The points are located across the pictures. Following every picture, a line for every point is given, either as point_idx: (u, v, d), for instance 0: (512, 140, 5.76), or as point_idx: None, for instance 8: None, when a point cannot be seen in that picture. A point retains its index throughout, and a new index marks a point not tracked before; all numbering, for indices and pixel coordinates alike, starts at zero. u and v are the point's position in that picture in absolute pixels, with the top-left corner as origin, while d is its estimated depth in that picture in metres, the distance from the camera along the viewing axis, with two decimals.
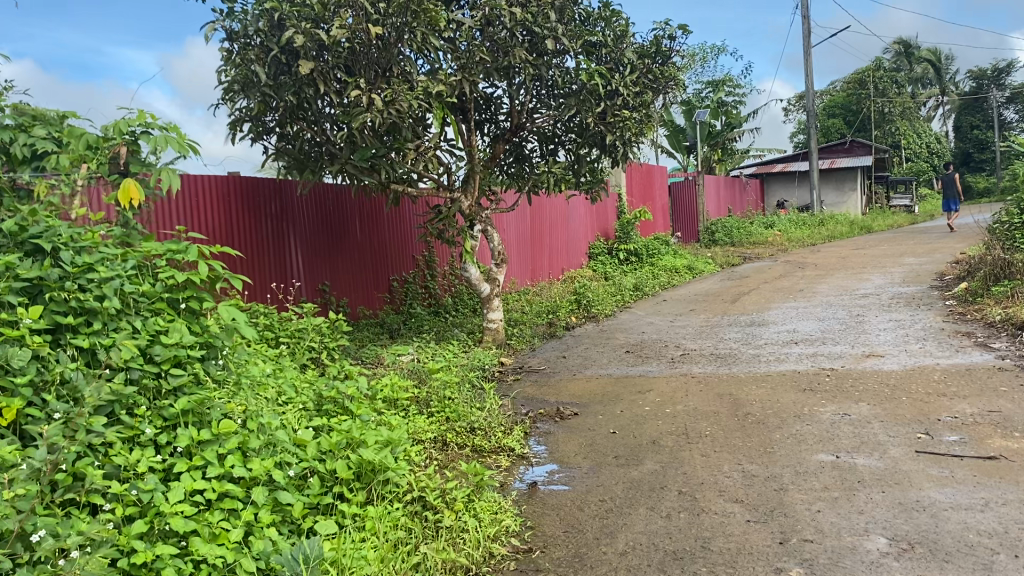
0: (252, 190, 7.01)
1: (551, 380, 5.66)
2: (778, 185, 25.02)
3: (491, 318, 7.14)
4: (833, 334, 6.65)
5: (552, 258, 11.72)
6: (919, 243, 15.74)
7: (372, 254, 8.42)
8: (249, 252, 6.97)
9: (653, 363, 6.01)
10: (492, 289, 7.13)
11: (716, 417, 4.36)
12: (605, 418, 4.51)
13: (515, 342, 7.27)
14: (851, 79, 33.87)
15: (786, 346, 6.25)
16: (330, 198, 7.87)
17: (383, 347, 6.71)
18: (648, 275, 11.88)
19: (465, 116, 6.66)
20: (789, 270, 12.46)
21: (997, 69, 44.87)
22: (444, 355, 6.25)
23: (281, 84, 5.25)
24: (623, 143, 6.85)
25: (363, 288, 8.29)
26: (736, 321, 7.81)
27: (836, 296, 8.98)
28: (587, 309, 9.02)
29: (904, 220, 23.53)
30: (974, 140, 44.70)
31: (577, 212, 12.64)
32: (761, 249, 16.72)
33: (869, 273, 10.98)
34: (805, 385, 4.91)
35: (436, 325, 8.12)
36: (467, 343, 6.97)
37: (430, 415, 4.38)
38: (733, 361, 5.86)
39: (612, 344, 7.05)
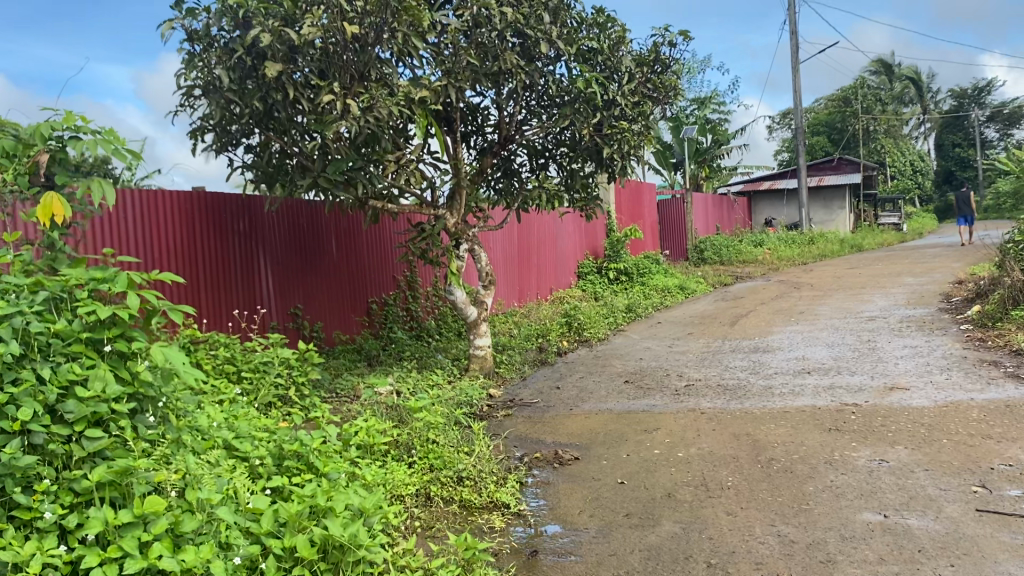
0: (218, 207, 6.49)
1: (546, 417, 5.14)
2: (766, 202, 24.70)
3: (478, 345, 6.59)
4: (847, 362, 6.18)
5: (540, 278, 11.23)
6: (913, 262, 15.38)
7: (349, 275, 7.90)
8: (215, 274, 6.45)
9: (656, 395, 5.51)
10: (479, 314, 6.60)
11: (737, 463, 3.86)
12: (611, 465, 4.00)
13: (504, 370, 6.74)
14: (836, 97, 33.80)
15: (799, 376, 5.78)
16: (304, 216, 7.35)
17: (360, 379, 6.19)
18: (640, 295, 11.41)
19: (450, 127, 6.17)
20: (785, 290, 12.02)
21: (978, 88, 45.13)
22: (428, 389, 5.72)
23: (247, 90, 4.76)
24: (621, 156, 6.38)
25: (340, 312, 7.76)
26: (739, 346, 7.32)
27: (841, 319, 8.53)
28: (579, 333, 8.52)
29: (892, 238, 23.24)
30: (956, 158, 44.80)
31: (567, 230, 12.14)
32: (752, 267, 16.30)
33: (869, 294, 10.54)
34: (829, 424, 4.43)
35: (418, 351, 7.59)
36: (452, 374, 6.44)
37: (412, 463, 3.86)
38: (744, 393, 5.38)
39: (609, 373, 6.54)
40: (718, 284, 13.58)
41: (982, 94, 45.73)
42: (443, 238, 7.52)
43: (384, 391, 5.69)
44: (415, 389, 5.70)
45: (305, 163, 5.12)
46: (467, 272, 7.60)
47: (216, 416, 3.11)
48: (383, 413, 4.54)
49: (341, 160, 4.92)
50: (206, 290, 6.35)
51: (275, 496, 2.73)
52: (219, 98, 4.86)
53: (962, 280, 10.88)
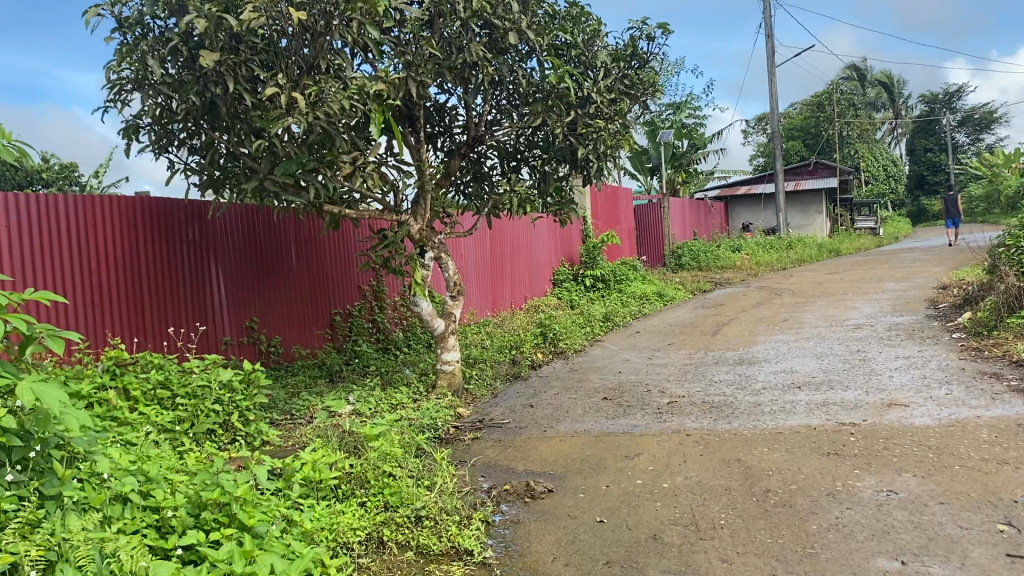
0: (165, 215, 6.02)
1: (518, 440, 4.70)
2: (743, 207, 24.46)
3: (445, 360, 6.13)
4: (838, 375, 5.80)
5: (515, 286, 10.82)
6: (893, 266, 15.10)
7: (310, 285, 7.43)
8: (161, 286, 5.97)
9: (636, 415, 5.09)
10: (446, 327, 6.15)
11: (729, 497, 3.46)
12: (589, 500, 3.58)
13: (475, 387, 6.29)
14: (810, 103, 33.76)
15: (789, 392, 5.38)
16: (261, 223, 6.89)
17: (318, 401, 5.72)
18: (617, 303, 11.01)
19: (413, 126, 5.69)
20: (766, 297, 11.67)
21: (949, 93, 45.42)
22: (393, 412, 5.25)
23: (184, 83, 4.29)
24: (597, 157, 5.97)
25: (300, 324, 7.29)
26: (723, 358, 6.92)
27: (826, 328, 8.17)
28: (554, 344, 8.10)
29: (870, 242, 23.05)
30: (929, 163, 45.01)
31: (541, 236, 11.74)
32: (731, 273, 15.97)
33: (852, 301, 10.20)
34: (828, 447, 4.03)
35: (384, 366, 7.16)
36: (417, 393, 5.98)
37: (364, 500, 3.43)
38: (731, 412, 4.98)
39: (587, 388, 6.12)
40: (697, 291, 13.22)
41: (953, 98, 46.00)
42: (408, 244, 7.14)
43: (344, 415, 5.23)
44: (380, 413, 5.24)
45: (251, 166, 4.65)
46: (436, 281, 7.16)
47: (125, 460, 2.66)
48: (338, 442, 4.09)
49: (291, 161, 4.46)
50: (151, 303, 5.88)
51: (189, 558, 2.28)
52: (151, 91, 4.35)
53: (947, 285, 10.57)
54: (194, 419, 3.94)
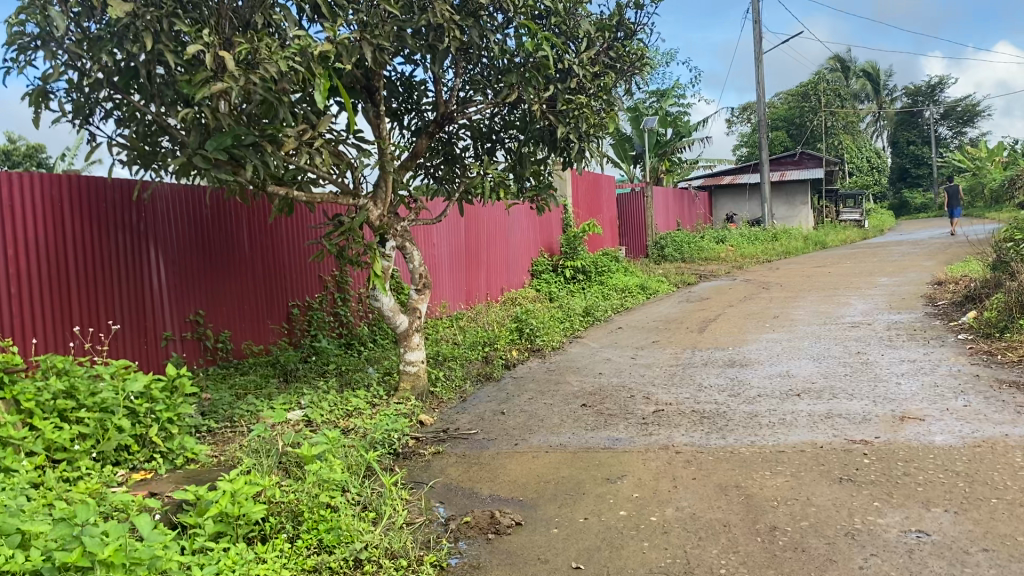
0: (96, 197, 5.36)
1: (484, 456, 4.13)
2: (728, 198, 23.98)
3: (409, 360, 5.55)
4: (840, 381, 5.27)
5: (491, 277, 10.27)
6: (882, 260, 14.65)
7: (264, 275, 6.82)
8: (94, 275, 5.34)
9: (618, 426, 4.54)
10: (410, 324, 5.57)
11: (729, 537, 2.92)
12: (564, 537, 3.03)
13: (442, 390, 5.72)
14: (796, 93, 33.36)
15: (788, 400, 4.85)
16: (208, 207, 6.26)
17: (264, 408, 5.13)
18: (598, 297, 10.46)
19: (373, 101, 5.13)
20: (754, 291, 11.16)
21: (932, 86, 45.26)
22: (347, 423, 4.68)
23: (98, 40, 3.70)
24: (579, 137, 5.40)
25: (252, 318, 6.68)
26: (712, 359, 6.39)
27: (820, 326, 7.66)
28: (531, 341, 7.53)
29: (855, 235, 22.64)
30: (911, 156, 44.83)
31: (520, 225, 11.18)
32: (715, 265, 15.48)
33: (845, 296, 9.71)
34: (840, 472, 3.49)
35: (344, 364, 6.58)
36: (376, 397, 5.41)
37: (293, 541, 2.89)
38: (726, 424, 4.44)
39: (564, 392, 5.55)
40: (681, 284, 12.69)
41: (937, 92, 45.81)
42: (368, 232, 6.60)
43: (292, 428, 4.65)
44: (332, 425, 4.66)
45: (181, 140, 4.08)
46: (402, 273, 6.60)
47: None
48: (272, 465, 3.52)
49: (224, 134, 3.90)
50: (80, 296, 5.24)
51: None
52: (59, 51, 3.75)
53: (942, 282, 10.10)
54: (99, 437, 3.35)
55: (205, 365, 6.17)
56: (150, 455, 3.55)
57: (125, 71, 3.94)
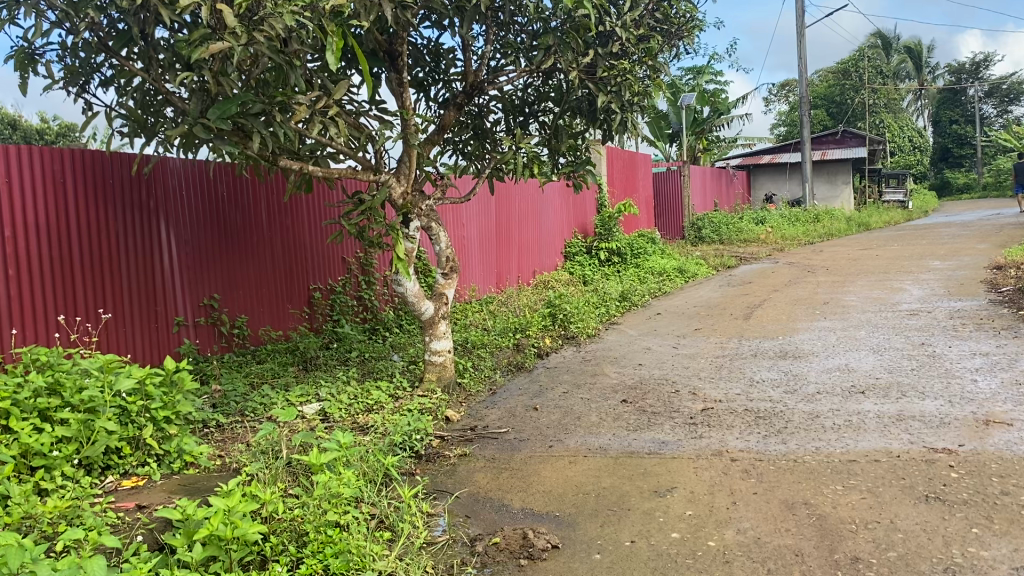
0: (103, 173, 5.02)
1: (516, 461, 3.72)
2: (767, 177, 23.27)
3: (434, 350, 5.14)
4: (908, 377, 4.78)
5: (522, 259, 9.84)
6: (932, 243, 14.00)
7: (285, 257, 6.45)
8: (101, 256, 5.01)
9: (664, 428, 4.10)
10: (436, 311, 5.17)
11: (804, 570, 2.48)
12: (608, 565, 2.61)
13: (470, 382, 5.32)
14: (837, 70, 32.39)
15: (852, 399, 4.38)
16: (224, 184, 5.88)
17: (279, 402, 4.77)
18: (634, 280, 9.99)
19: (396, 68, 4.74)
20: (798, 275, 10.62)
21: (978, 63, 43.87)
22: (367, 423, 4.29)
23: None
24: (620, 107, 4.93)
25: (271, 303, 6.32)
26: (761, 350, 5.91)
27: (876, 313, 7.14)
28: (564, 328, 7.10)
29: (899, 216, 21.86)
30: (954, 135, 43.56)
31: (552, 205, 10.71)
32: (754, 248, 14.91)
33: (897, 282, 9.15)
34: (925, 489, 3.03)
35: (367, 352, 6.21)
36: (399, 390, 5.02)
37: (295, 569, 2.50)
38: (785, 427, 3.98)
39: (602, 385, 5.13)
40: (720, 266, 12.17)
41: (982, 68, 44.36)
42: (390, 211, 6.21)
43: (306, 426, 4.28)
44: (350, 424, 4.28)
45: (182, 108, 3.71)
46: (427, 256, 6.20)
47: None
48: (277, 475, 3.13)
49: (229, 101, 3.52)
50: (84, 278, 4.90)
51: None
52: (45, 7, 3.38)
53: (1002, 268, 9.50)
54: (84, 441, 2.99)
55: (220, 351, 5.84)
56: (143, 459, 3.24)
57: (120, 32, 3.61)
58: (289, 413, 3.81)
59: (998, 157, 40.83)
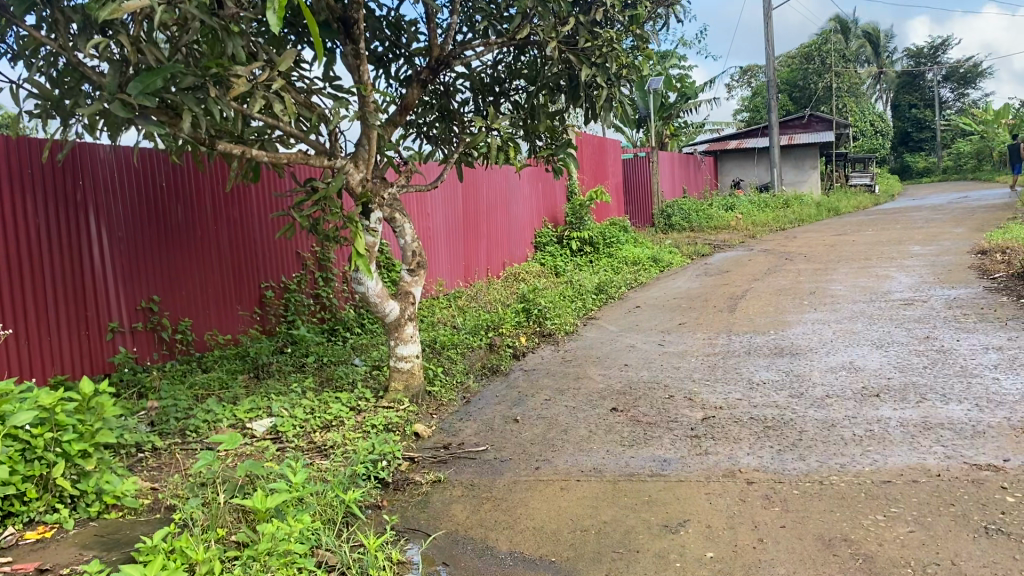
0: (18, 163, 4.42)
1: (498, 488, 3.23)
2: (734, 162, 22.99)
3: (401, 355, 4.61)
4: (921, 376, 4.38)
5: (491, 250, 9.34)
6: (906, 227, 13.76)
7: (232, 254, 5.87)
8: (19, 256, 4.42)
9: (663, 442, 3.64)
10: (402, 312, 4.64)
11: None
12: None
13: (440, 389, 4.81)
14: (800, 55, 32.28)
15: (867, 403, 3.96)
16: (162, 173, 5.30)
17: (224, 419, 4.24)
18: (609, 271, 9.55)
19: (351, 39, 4.21)
20: (776, 263, 10.25)
21: (936, 48, 44.21)
22: (323, 445, 3.82)
23: None
24: (605, 82, 4.44)
25: (218, 304, 5.75)
26: (754, 346, 5.48)
27: (867, 303, 6.76)
28: (540, 324, 6.62)
29: (867, 201, 21.73)
30: (913, 119, 43.87)
31: (522, 192, 10.19)
32: (726, 235, 14.60)
33: (882, 268, 8.81)
34: (982, 519, 2.59)
35: (325, 357, 5.74)
36: (360, 401, 4.52)
37: None
38: (799, 439, 3.54)
39: (588, 391, 4.65)
40: (694, 254, 11.78)
41: (940, 52, 44.68)
42: (348, 202, 5.67)
43: (253, 454, 3.75)
44: (304, 450, 3.78)
45: (98, 82, 3.13)
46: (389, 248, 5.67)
47: None
48: (216, 518, 2.60)
49: (152, 73, 2.94)
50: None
51: None
52: None
53: (986, 253, 9.21)
54: None
55: (160, 360, 5.26)
56: (52, 504, 2.72)
57: None
58: (231, 441, 3.29)
59: (956, 140, 41.20)
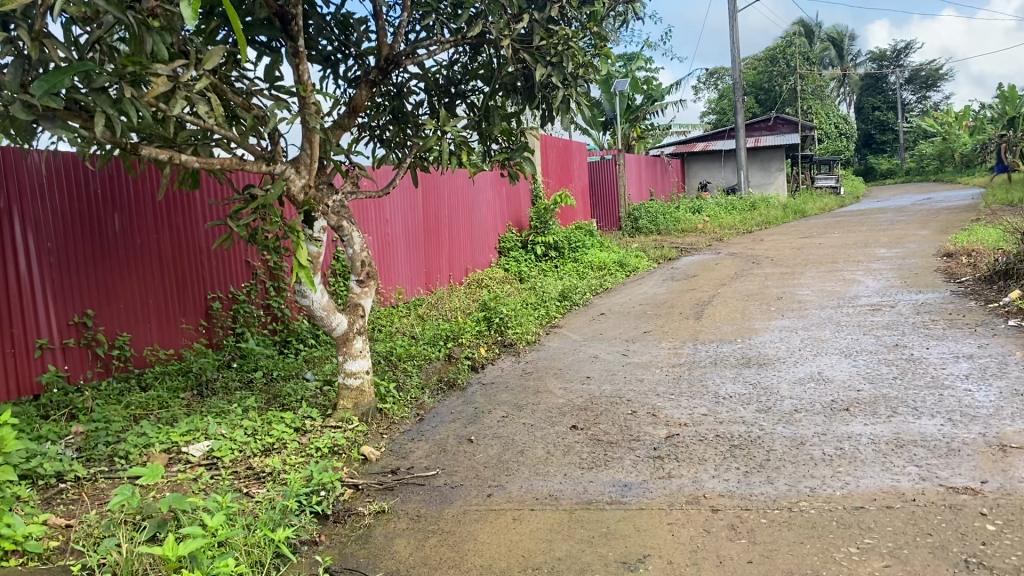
0: None
1: (445, 520, 2.99)
2: (701, 164, 22.95)
3: (350, 372, 4.35)
4: (892, 387, 4.21)
5: (454, 256, 9.10)
6: (872, 230, 13.73)
7: (176, 264, 5.57)
8: None
9: (624, 464, 3.42)
10: (350, 325, 4.38)
11: None
12: None
13: (393, 407, 4.55)
14: (765, 58, 32.42)
15: (838, 418, 3.78)
16: (97, 181, 5.00)
17: (157, 444, 3.95)
18: (573, 277, 9.35)
19: (292, 36, 3.97)
20: (743, 266, 10.12)
21: (898, 51, 44.75)
22: (263, 474, 3.55)
23: None
24: (562, 81, 4.23)
25: (160, 317, 5.45)
26: (721, 356, 5.30)
27: (835, 309, 6.61)
28: (501, 334, 6.39)
29: (832, 203, 21.82)
30: (876, 121, 44.32)
31: (485, 196, 9.96)
32: (693, 238, 14.48)
33: (849, 272, 8.70)
34: (962, 551, 2.40)
35: (275, 371, 5.46)
36: (306, 421, 4.24)
37: None
38: (767, 460, 3.34)
39: (548, 406, 4.43)
40: (661, 259, 11.62)
41: (902, 56, 45.19)
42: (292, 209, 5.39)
43: (184, 486, 3.46)
44: (241, 480, 3.50)
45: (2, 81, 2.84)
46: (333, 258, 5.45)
47: None
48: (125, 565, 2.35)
49: (60, 71, 2.64)
50: None
51: None
52: None
53: (952, 256, 9.14)
54: None
55: (95, 378, 4.96)
56: None
57: None
58: (150, 475, 3.04)
59: (919, 142, 41.66)
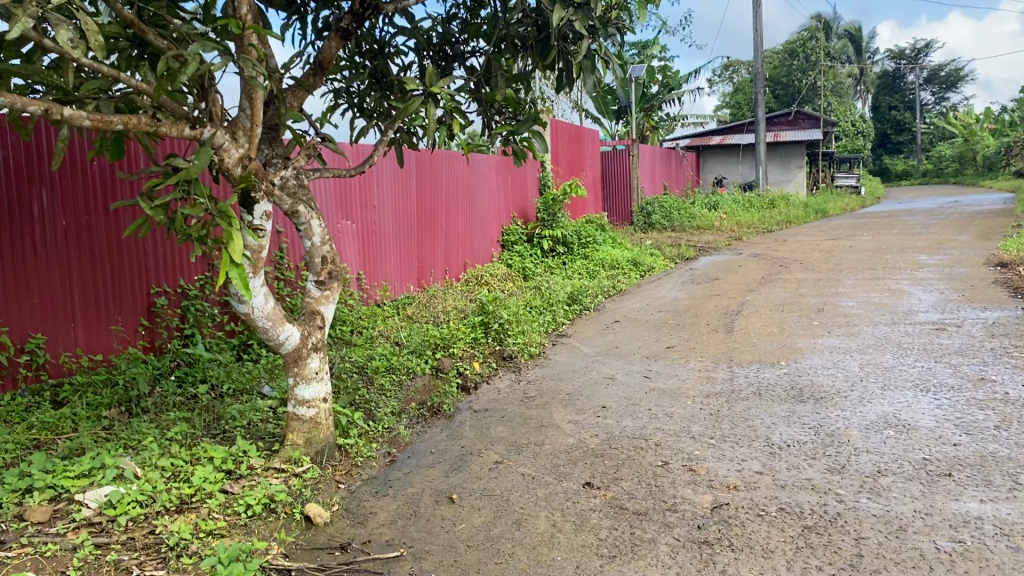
0: None
1: None
2: (716, 159, 21.95)
3: (302, 399, 3.42)
4: (1000, 442, 3.26)
5: (450, 249, 8.15)
6: (904, 233, 12.76)
7: (111, 252, 4.62)
8: None
9: (659, 554, 2.48)
10: (304, 339, 3.42)
11: None
12: None
13: (356, 443, 3.62)
14: (783, 52, 31.34)
15: (943, 490, 2.83)
16: (9, 147, 4.11)
17: (40, 488, 3.00)
18: (583, 276, 8.40)
19: None
20: (771, 270, 9.14)
21: (917, 50, 43.67)
22: (164, 548, 2.63)
23: None
24: (585, 33, 3.26)
25: (87, 315, 4.50)
26: (766, 385, 4.35)
27: (891, 327, 5.66)
28: (500, 344, 5.44)
29: (854, 203, 20.83)
30: (893, 121, 43.25)
31: (487, 182, 8.98)
32: (709, 236, 13.53)
33: (893, 281, 7.75)
34: None
35: (224, 385, 4.51)
36: (241, 462, 3.31)
37: None
38: (859, 558, 2.38)
39: (553, 451, 3.48)
40: (678, 258, 10.66)
41: (922, 55, 44.06)
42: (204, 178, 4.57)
43: (51, 563, 2.53)
44: (131, 559, 2.57)
45: None
46: (285, 251, 5.17)
47: None
48: None
49: None
50: None
51: None
52: None
53: (1006, 266, 8.18)
54: None
55: None
56: None
57: None
58: None
59: (937, 144, 40.56)
